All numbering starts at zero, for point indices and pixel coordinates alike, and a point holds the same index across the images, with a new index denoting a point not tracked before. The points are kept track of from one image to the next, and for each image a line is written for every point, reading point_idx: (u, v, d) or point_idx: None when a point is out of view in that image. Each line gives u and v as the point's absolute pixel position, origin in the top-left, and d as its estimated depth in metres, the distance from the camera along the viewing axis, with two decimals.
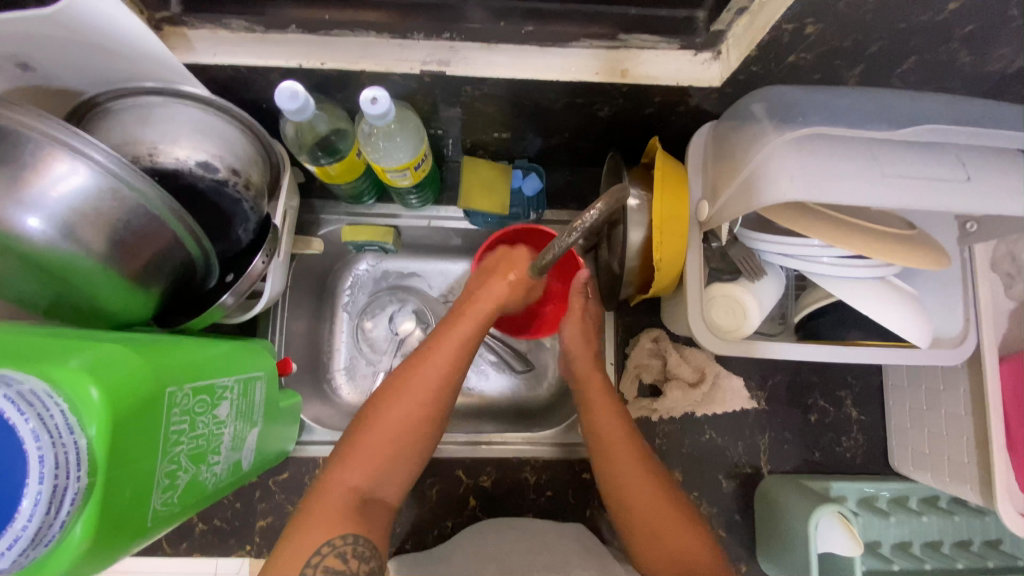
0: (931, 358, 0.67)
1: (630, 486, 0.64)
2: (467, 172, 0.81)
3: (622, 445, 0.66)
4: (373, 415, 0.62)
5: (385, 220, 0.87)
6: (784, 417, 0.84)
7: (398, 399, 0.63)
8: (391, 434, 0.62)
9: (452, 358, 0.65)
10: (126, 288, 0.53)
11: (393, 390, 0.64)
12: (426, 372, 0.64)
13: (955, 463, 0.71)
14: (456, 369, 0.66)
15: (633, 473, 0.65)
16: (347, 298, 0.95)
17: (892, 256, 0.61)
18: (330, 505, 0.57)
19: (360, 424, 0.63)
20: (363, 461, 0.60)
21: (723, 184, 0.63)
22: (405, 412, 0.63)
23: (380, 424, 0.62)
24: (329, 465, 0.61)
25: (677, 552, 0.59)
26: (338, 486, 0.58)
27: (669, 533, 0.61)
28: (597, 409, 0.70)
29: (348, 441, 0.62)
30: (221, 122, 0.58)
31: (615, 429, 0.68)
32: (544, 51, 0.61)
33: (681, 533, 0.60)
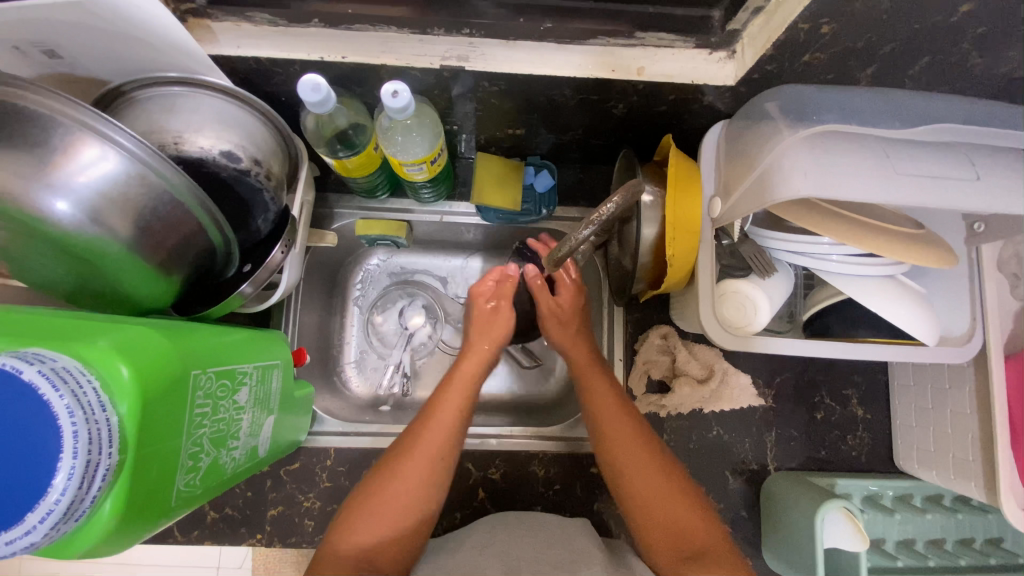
0: (937, 356, 0.68)
1: (635, 479, 0.65)
2: (479, 168, 0.81)
3: (620, 426, 0.68)
4: (377, 480, 0.63)
5: (397, 214, 0.88)
6: (790, 414, 0.85)
7: (400, 462, 0.64)
8: (395, 496, 0.62)
9: (449, 420, 0.68)
10: (150, 274, 0.53)
11: (397, 452, 0.65)
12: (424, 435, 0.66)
13: (960, 461, 0.72)
14: (453, 429, 0.68)
15: (632, 455, 0.66)
16: (358, 292, 0.96)
17: (902, 254, 0.62)
18: (334, 571, 0.56)
19: (364, 491, 0.62)
20: (370, 525, 0.60)
21: (736, 182, 0.64)
22: (409, 476, 0.63)
23: (382, 487, 0.62)
24: (331, 537, 0.60)
25: (676, 529, 0.61)
26: (344, 552, 0.58)
27: (672, 514, 0.61)
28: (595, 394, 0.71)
29: (351, 508, 0.62)
30: (244, 113, 0.59)
31: (614, 412, 0.69)
32: (562, 48, 0.61)
33: (685, 513, 0.61)
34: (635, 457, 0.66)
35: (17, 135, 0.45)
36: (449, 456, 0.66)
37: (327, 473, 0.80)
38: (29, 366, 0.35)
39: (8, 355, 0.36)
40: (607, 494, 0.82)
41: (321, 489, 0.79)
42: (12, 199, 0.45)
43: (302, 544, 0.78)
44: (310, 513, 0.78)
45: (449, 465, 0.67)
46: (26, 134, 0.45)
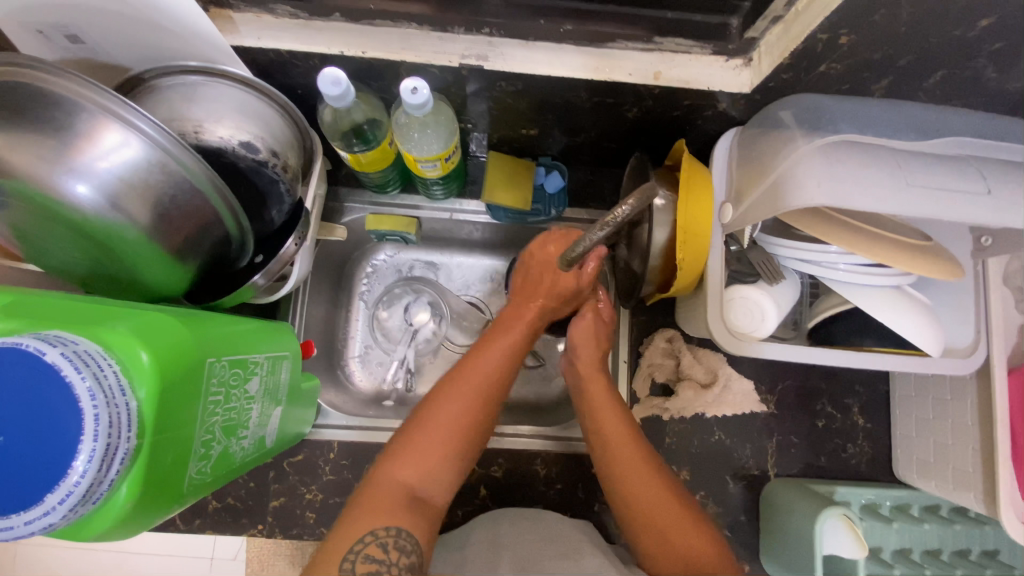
0: (940, 367, 0.69)
1: (637, 492, 0.64)
2: (491, 167, 0.82)
3: (621, 439, 0.67)
4: (436, 404, 0.62)
5: (407, 210, 0.88)
6: (792, 421, 0.85)
7: (456, 390, 0.63)
8: (452, 425, 0.61)
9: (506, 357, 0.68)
10: (167, 260, 0.54)
11: (456, 376, 0.65)
12: (486, 366, 0.66)
13: (959, 472, 0.73)
14: (509, 366, 0.68)
15: (636, 472, 0.65)
16: (364, 287, 0.97)
17: (910, 265, 0.63)
18: (382, 496, 0.56)
19: (417, 416, 0.62)
20: (419, 454, 0.59)
21: (748, 188, 0.65)
22: (465, 404, 0.63)
23: (434, 412, 0.62)
24: (382, 459, 0.60)
25: (678, 550, 0.59)
26: (394, 479, 0.58)
27: (672, 533, 0.60)
28: (597, 406, 0.70)
29: (405, 430, 0.61)
30: (263, 105, 0.59)
31: (619, 425, 0.68)
32: (580, 50, 0.62)
33: (684, 532, 0.60)
34: (636, 463, 0.65)
35: (41, 118, 0.45)
36: (500, 387, 0.66)
37: (331, 466, 0.80)
38: (52, 348, 0.35)
39: (32, 337, 0.36)
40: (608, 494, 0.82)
41: (324, 482, 0.79)
42: (34, 181, 0.45)
43: (304, 535, 0.78)
44: (312, 506, 0.78)
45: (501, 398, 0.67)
46: (50, 117, 0.45)
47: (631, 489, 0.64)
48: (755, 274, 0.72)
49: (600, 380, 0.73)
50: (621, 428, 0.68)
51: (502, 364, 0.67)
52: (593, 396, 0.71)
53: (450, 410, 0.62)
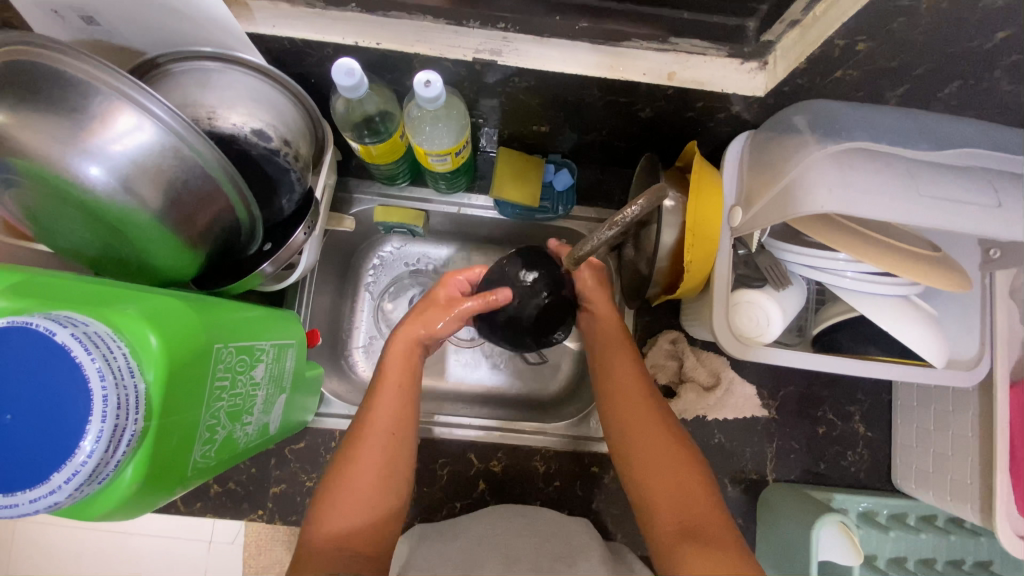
0: (942, 378, 0.69)
1: (642, 442, 0.66)
2: (501, 163, 0.82)
3: (633, 396, 0.70)
4: (344, 459, 0.62)
5: (415, 203, 0.88)
6: (792, 427, 0.86)
7: (361, 440, 0.63)
8: (365, 472, 0.61)
9: (397, 401, 0.66)
10: (176, 244, 0.54)
11: (356, 432, 0.64)
12: (377, 414, 0.65)
13: (958, 483, 0.73)
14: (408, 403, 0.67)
15: (644, 427, 0.67)
16: (370, 279, 0.97)
17: (918, 276, 0.62)
18: (315, 552, 0.56)
19: (331, 473, 0.62)
20: (339, 504, 0.59)
21: (759, 193, 0.64)
22: (367, 454, 0.62)
23: (348, 465, 0.61)
24: (308, 520, 0.60)
25: (680, 502, 0.61)
26: (320, 534, 0.57)
27: (674, 485, 0.62)
28: (614, 365, 0.73)
29: (326, 485, 0.61)
30: (277, 93, 0.59)
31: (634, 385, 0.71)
32: (594, 49, 0.62)
33: (687, 487, 0.62)
34: (641, 410, 0.68)
35: (57, 99, 0.45)
36: (405, 425, 0.66)
37: (332, 455, 0.80)
38: (62, 328, 0.36)
39: (42, 317, 0.36)
40: (606, 492, 0.82)
41: (325, 470, 0.80)
42: (48, 162, 0.46)
43: (303, 522, 0.79)
44: (313, 493, 0.79)
45: (409, 439, 0.66)
46: (66, 98, 0.45)
47: (638, 443, 0.66)
48: (762, 279, 0.72)
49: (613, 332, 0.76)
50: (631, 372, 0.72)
51: (396, 411, 0.66)
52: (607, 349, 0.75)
53: (364, 456, 0.62)
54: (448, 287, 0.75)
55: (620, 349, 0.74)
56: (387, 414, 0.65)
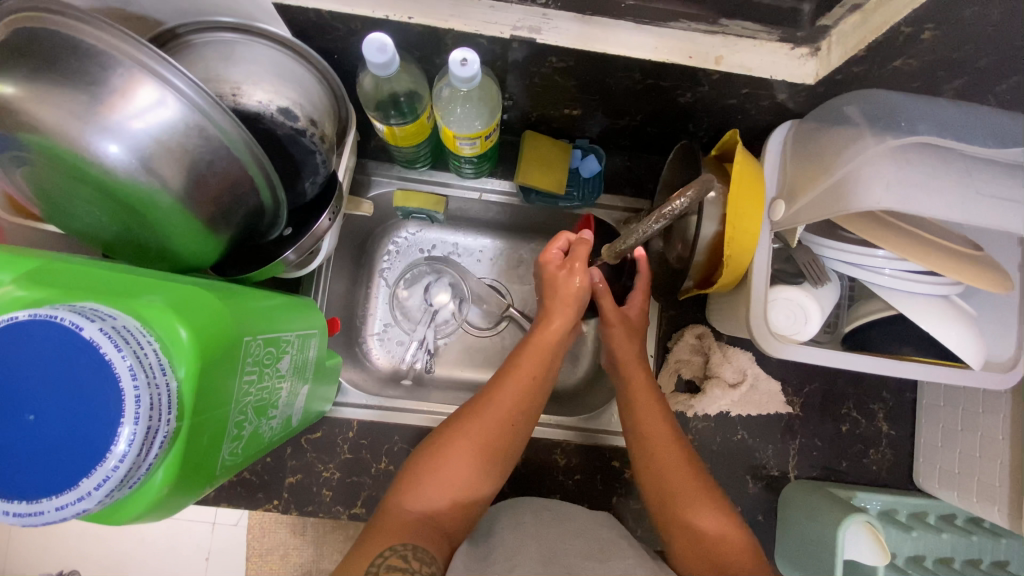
0: (981, 380, 0.67)
1: (673, 480, 0.64)
2: (528, 148, 0.79)
3: (658, 435, 0.68)
4: (446, 437, 0.62)
5: (436, 187, 0.85)
6: (815, 424, 0.84)
7: (483, 410, 0.64)
8: (478, 444, 0.62)
9: (523, 385, 0.66)
10: (197, 229, 0.51)
11: (469, 411, 0.64)
12: (499, 396, 0.65)
13: (985, 485, 0.72)
14: (535, 389, 0.67)
15: (675, 474, 0.64)
16: (385, 264, 0.94)
17: (964, 276, 0.60)
18: (396, 523, 0.56)
19: (425, 451, 0.62)
20: (430, 481, 0.59)
21: (804, 186, 0.62)
22: (472, 435, 0.62)
23: (463, 432, 0.62)
24: (394, 493, 0.60)
25: (714, 546, 0.58)
26: (408, 507, 0.58)
27: (708, 534, 0.59)
28: (642, 411, 0.70)
29: (418, 460, 0.61)
30: (303, 69, 0.56)
31: (664, 434, 0.68)
32: (639, 29, 0.59)
33: (723, 531, 0.59)
34: (668, 449, 0.67)
35: (76, 72, 0.42)
36: (527, 410, 0.66)
37: (349, 445, 0.79)
38: (90, 323, 0.33)
39: (67, 310, 0.33)
40: (627, 487, 0.81)
41: (342, 460, 0.78)
42: (64, 139, 0.42)
43: (319, 513, 0.77)
44: (329, 484, 0.77)
45: (523, 430, 0.66)
46: (84, 71, 0.42)
47: (669, 481, 0.64)
48: (799, 275, 0.70)
49: (640, 370, 0.75)
50: (655, 409, 0.70)
51: (520, 399, 0.65)
52: (634, 390, 0.73)
53: (482, 428, 0.63)
54: (551, 257, 0.74)
55: (644, 384, 0.73)
56: (512, 399, 0.65)
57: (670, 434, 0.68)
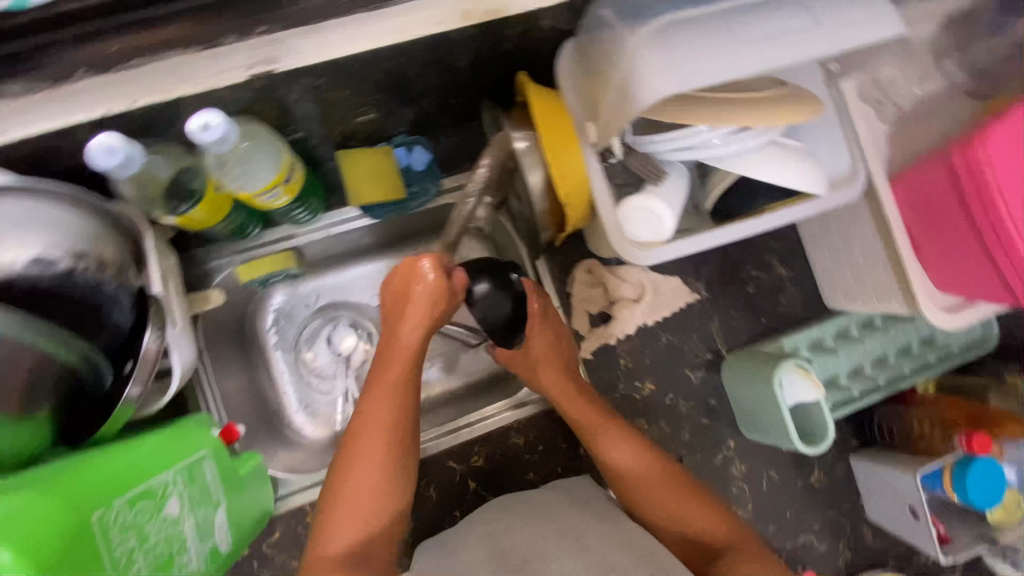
0: (834, 202, 0.70)
1: (627, 461, 0.68)
2: (347, 166, 0.75)
3: (597, 419, 0.71)
4: (343, 470, 0.60)
5: (280, 244, 0.81)
6: (724, 297, 0.88)
7: (364, 434, 0.61)
8: (374, 469, 0.60)
9: (394, 396, 0.63)
10: (10, 423, 0.48)
11: (353, 441, 0.61)
12: (377, 411, 0.62)
13: (877, 285, 0.77)
14: (404, 401, 0.63)
15: (611, 443, 0.69)
16: (275, 338, 0.89)
17: (777, 117, 0.62)
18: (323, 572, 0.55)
19: (328, 492, 0.60)
20: (345, 520, 0.58)
21: (601, 100, 0.60)
22: (370, 463, 0.60)
23: (357, 465, 0.60)
24: (313, 541, 0.59)
25: (680, 510, 0.65)
26: (328, 549, 0.57)
27: (658, 488, 0.66)
28: (574, 404, 0.72)
29: (325, 502, 0.60)
30: (50, 207, 0.52)
31: (588, 408, 0.72)
32: (379, 16, 0.54)
33: (691, 504, 0.65)
34: (612, 433, 0.70)
35: None
36: (407, 420, 0.63)
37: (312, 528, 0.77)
38: None
39: None
40: None
41: None
42: None
43: None
44: None
45: (409, 444, 0.63)
46: None
47: (625, 463, 0.68)
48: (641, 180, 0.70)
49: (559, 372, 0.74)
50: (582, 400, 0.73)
51: (390, 414, 0.62)
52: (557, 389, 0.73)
53: (369, 454, 0.60)
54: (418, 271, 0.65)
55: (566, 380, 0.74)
56: (385, 418, 0.62)
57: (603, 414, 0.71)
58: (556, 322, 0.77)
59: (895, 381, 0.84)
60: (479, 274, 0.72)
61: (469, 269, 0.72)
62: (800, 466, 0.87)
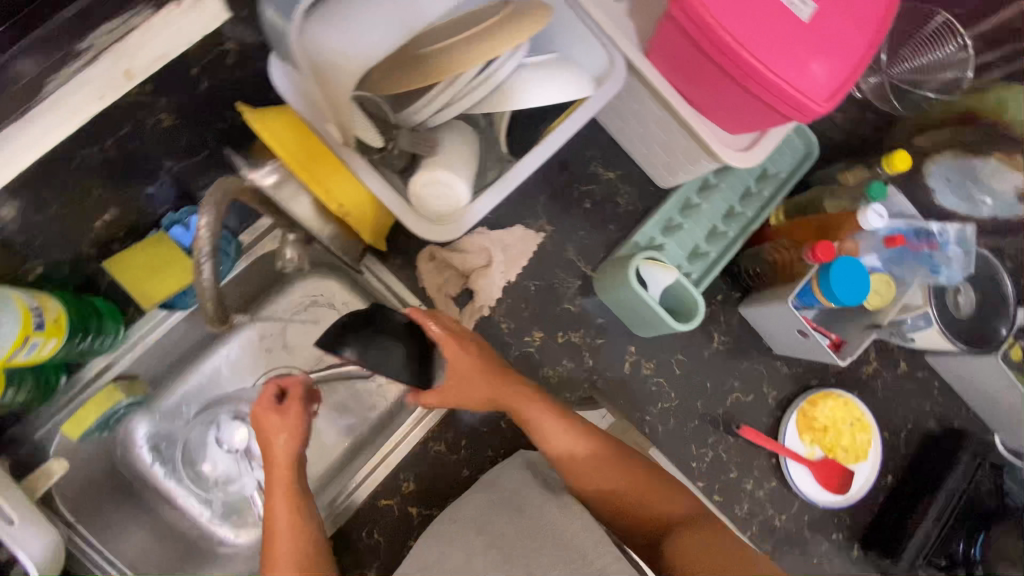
0: (603, 97, 0.69)
1: (575, 457, 0.71)
2: (122, 274, 0.68)
3: (546, 419, 0.72)
4: None
5: (99, 380, 0.72)
6: (569, 222, 0.88)
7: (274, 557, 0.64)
8: None
9: (289, 517, 0.66)
10: None
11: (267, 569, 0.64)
12: (277, 531, 0.65)
13: (684, 150, 0.77)
14: (302, 516, 0.67)
15: (559, 439, 0.71)
16: (162, 467, 0.83)
17: (512, 39, 0.55)
18: None
19: None
20: None
21: (324, 99, 0.57)
22: None
23: None
24: None
25: (631, 496, 0.71)
26: None
27: (608, 477, 0.71)
28: (523, 407, 0.72)
29: None
30: None
31: (537, 408, 0.72)
32: (25, 123, 0.47)
33: (645, 486, 0.71)
34: (562, 432, 0.72)
35: None
36: (310, 533, 0.66)
37: None
38: None
39: None
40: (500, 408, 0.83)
41: None
42: None
43: None
44: None
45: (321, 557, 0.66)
46: None
47: (575, 460, 0.71)
48: (416, 155, 0.65)
49: (498, 380, 0.72)
50: (529, 401, 0.72)
51: (293, 531, 0.66)
52: (505, 397, 0.72)
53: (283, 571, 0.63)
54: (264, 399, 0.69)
55: (513, 388, 0.72)
56: (288, 535, 0.65)
57: (552, 412, 0.72)
58: (464, 331, 0.74)
59: (747, 226, 0.87)
60: (346, 335, 0.67)
61: (336, 334, 0.68)
62: (700, 339, 0.91)
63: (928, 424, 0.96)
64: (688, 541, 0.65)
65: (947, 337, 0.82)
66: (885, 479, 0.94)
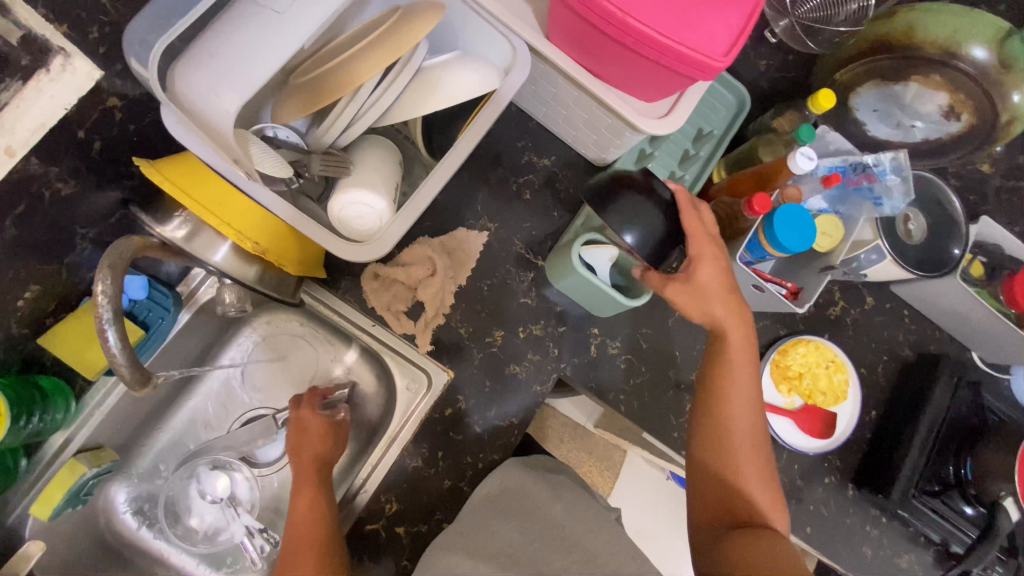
0: (512, 87, 0.68)
1: (742, 450, 0.65)
2: (59, 348, 0.67)
3: (742, 406, 0.67)
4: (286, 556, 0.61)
5: (60, 458, 0.72)
6: (511, 216, 0.87)
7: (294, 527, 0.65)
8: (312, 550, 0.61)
9: (313, 496, 0.68)
10: None
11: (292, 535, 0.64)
12: (300, 505, 0.67)
13: (607, 127, 0.75)
14: (324, 498, 0.68)
15: (739, 407, 0.67)
16: (148, 529, 0.83)
17: (398, 46, 0.57)
18: None
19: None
20: None
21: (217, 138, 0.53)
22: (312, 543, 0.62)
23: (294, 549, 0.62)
24: None
25: (737, 489, 0.64)
26: None
27: (741, 468, 0.65)
28: (733, 368, 0.67)
29: None
30: None
31: (745, 377, 0.67)
32: None
33: (757, 489, 0.64)
34: (747, 425, 0.67)
35: None
36: (332, 513, 0.67)
37: None
38: None
39: None
40: (473, 413, 0.82)
41: None
42: None
43: None
44: None
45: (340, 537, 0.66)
46: None
47: (738, 443, 0.66)
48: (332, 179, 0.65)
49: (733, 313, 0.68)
50: (747, 372, 0.68)
51: (315, 506, 0.67)
52: (730, 342, 0.68)
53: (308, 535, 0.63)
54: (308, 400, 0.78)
55: (746, 361, 0.68)
56: (311, 507, 0.67)
57: (752, 398, 0.67)
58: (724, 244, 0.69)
59: (689, 192, 0.86)
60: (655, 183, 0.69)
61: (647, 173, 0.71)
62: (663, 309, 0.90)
63: (904, 352, 0.96)
64: (739, 545, 0.58)
65: (902, 268, 0.80)
66: (868, 415, 0.94)
